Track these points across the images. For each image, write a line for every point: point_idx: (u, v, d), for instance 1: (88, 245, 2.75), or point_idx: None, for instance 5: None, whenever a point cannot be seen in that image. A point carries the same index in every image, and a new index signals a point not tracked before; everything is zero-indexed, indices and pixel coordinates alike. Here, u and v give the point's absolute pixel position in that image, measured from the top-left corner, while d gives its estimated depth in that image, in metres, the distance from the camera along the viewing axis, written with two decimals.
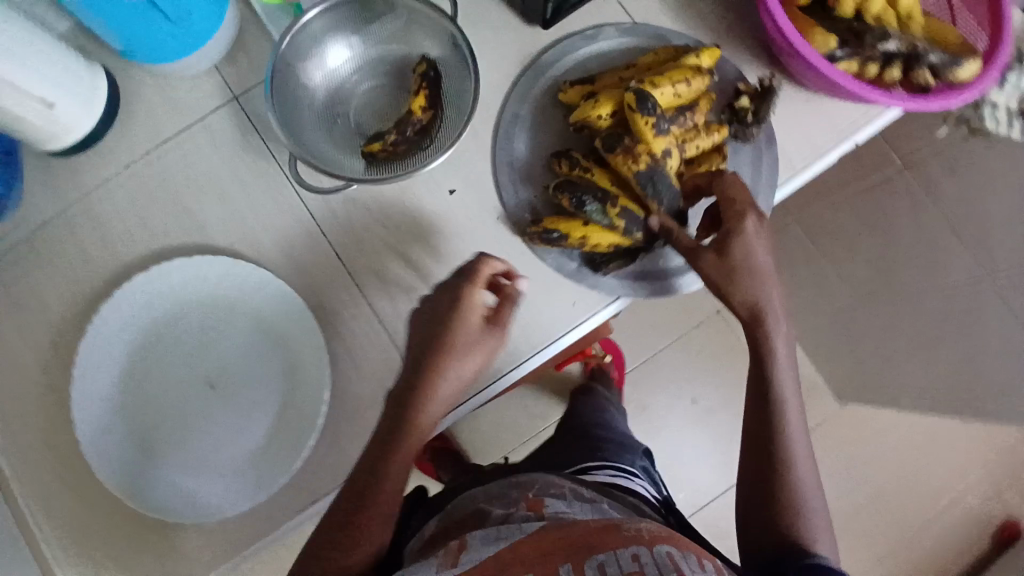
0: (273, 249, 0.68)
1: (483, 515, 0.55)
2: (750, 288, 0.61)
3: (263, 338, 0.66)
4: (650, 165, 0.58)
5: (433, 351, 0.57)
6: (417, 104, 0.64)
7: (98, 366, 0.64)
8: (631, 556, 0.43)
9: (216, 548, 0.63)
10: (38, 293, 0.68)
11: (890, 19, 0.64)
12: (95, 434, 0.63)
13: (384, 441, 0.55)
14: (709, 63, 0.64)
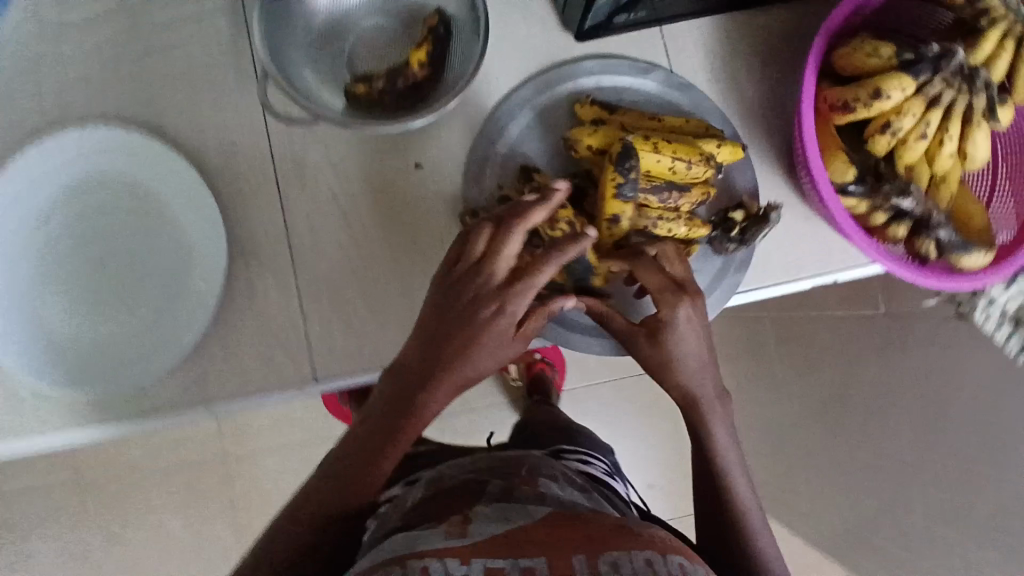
0: (218, 157, 0.63)
1: (475, 483, 0.50)
2: (676, 377, 0.55)
3: (169, 237, 0.62)
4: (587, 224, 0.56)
5: (450, 349, 0.50)
6: (416, 56, 0.59)
7: None
8: (645, 561, 0.39)
9: (46, 429, 0.60)
10: None
11: (920, 173, 0.56)
12: None
13: (377, 427, 0.51)
14: (726, 158, 0.59)
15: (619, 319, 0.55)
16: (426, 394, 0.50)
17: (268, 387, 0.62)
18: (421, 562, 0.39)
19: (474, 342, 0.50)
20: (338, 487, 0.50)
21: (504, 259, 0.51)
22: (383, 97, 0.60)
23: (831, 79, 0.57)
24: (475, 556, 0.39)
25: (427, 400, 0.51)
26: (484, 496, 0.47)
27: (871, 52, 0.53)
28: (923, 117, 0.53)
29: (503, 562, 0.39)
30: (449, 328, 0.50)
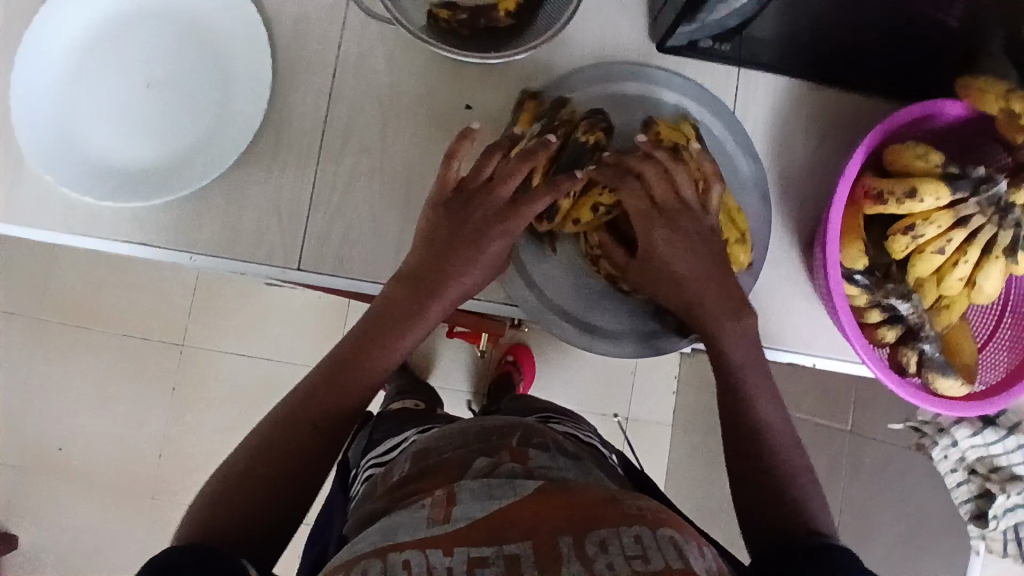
0: (286, 27, 0.64)
1: (460, 460, 0.47)
2: (677, 290, 0.57)
3: (214, 81, 0.63)
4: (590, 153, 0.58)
5: (446, 257, 0.56)
6: (504, 3, 0.61)
7: (57, 16, 0.62)
8: (635, 538, 0.37)
9: (49, 220, 0.63)
10: None
11: (928, 289, 0.56)
12: (27, 76, 0.61)
13: (371, 333, 0.55)
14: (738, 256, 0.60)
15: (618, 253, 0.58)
16: (428, 302, 0.56)
17: (254, 257, 0.63)
18: (402, 557, 0.38)
19: (477, 258, 0.56)
20: (322, 392, 0.53)
21: (506, 186, 0.56)
22: (461, 28, 0.62)
23: (877, 172, 0.58)
24: (457, 545, 0.38)
25: (428, 310, 0.56)
26: (468, 474, 0.45)
27: (921, 155, 0.53)
28: (948, 232, 0.52)
29: (486, 549, 0.37)
30: (458, 247, 0.56)
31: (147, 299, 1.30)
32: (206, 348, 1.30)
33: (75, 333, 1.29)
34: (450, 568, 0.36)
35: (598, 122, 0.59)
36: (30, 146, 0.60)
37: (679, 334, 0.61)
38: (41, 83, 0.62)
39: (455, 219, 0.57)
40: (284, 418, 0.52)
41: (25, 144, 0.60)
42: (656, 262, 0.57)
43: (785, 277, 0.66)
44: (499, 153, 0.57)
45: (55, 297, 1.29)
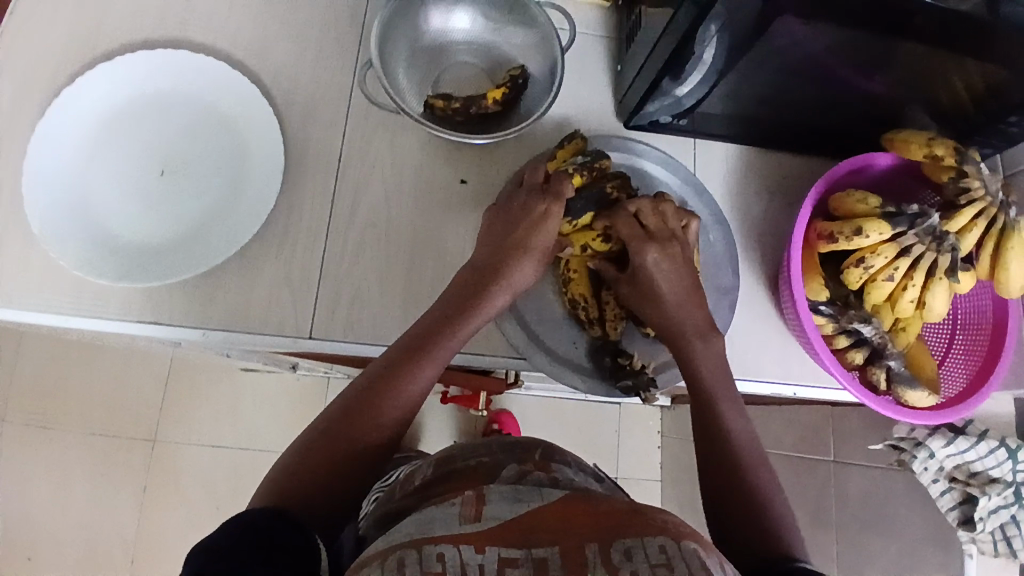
0: (297, 117, 0.71)
1: (488, 465, 0.53)
2: (659, 312, 0.63)
3: (228, 165, 0.68)
4: (604, 194, 0.65)
5: (505, 251, 0.63)
6: (491, 94, 0.69)
7: (79, 106, 0.67)
8: (659, 547, 0.38)
9: (57, 297, 0.65)
10: (98, 18, 0.71)
11: (884, 314, 0.64)
12: (43, 159, 0.64)
13: (423, 334, 0.60)
14: None
15: (609, 271, 0.66)
16: (486, 291, 0.62)
17: (265, 329, 0.65)
18: (437, 549, 0.39)
19: (526, 250, 0.63)
20: (369, 393, 0.56)
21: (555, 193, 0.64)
22: (455, 115, 0.70)
23: (827, 217, 0.67)
24: (489, 543, 0.39)
25: (485, 302, 0.62)
26: (499, 480, 0.50)
27: (861, 199, 0.63)
28: (894, 261, 0.61)
29: (516, 551, 0.39)
30: (504, 251, 0.63)
31: (119, 392, 1.26)
32: (183, 440, 1.26)
33: (40, 435, 1.23)
34: (482, 565, 0.38)
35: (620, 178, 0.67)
36: (41, 222, 0.62)
37: (615, 384, 0.66)
38: (56, 166, 0.65)
39: (501, 226, 0.65)
40: (334, 415, 0.55)
41: (37, 220, 0.62)
42: (646, 281, 0.64)
43: (758, 314, 0.72)
44: (545, 171, 0.66)
45: (18, 397, 1.24)
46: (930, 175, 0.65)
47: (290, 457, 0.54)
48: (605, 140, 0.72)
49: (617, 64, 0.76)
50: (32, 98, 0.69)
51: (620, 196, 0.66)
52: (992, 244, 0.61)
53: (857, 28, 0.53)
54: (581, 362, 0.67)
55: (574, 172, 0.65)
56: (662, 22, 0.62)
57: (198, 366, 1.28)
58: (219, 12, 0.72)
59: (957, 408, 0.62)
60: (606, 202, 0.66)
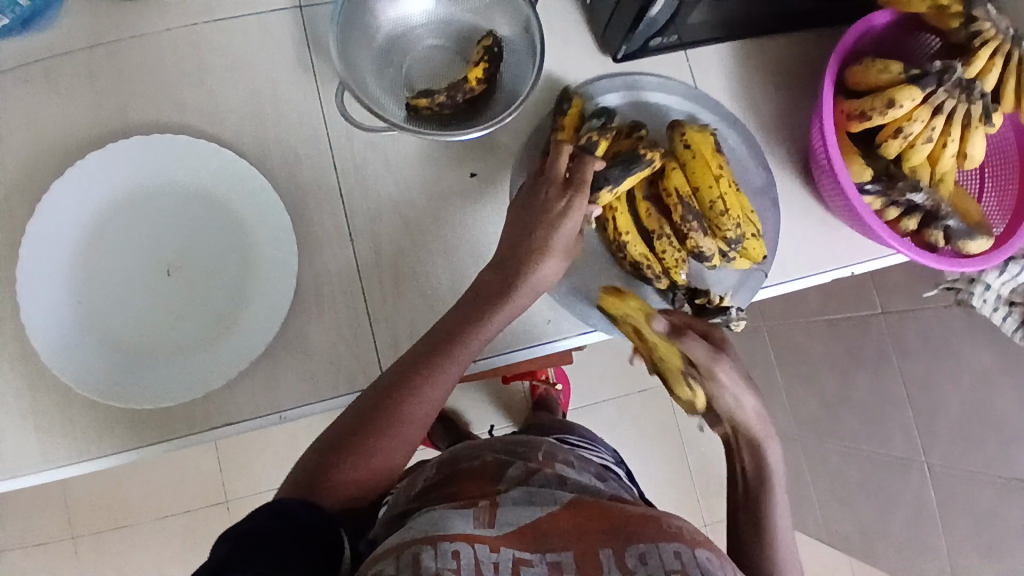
0: (280, 164, 0.65)
1: (494, 464, 0.53)
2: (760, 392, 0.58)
3: (235, 240, 0.63)
4: (634, 156, 0.59)
5: (532, 243, 0.60)
6: (473, 74, 0.65)
7: (54, 223, 0.60)
8: (674, 554, 0.42)
9: (116, 429, 0.61)
10: (33, 128, 0.65)
11: (923, 173, 0.64)
12: (32, 284, 0.59)
13: (443, 335, 0.58)
14: (755, 251, 0.63)
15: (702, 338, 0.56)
16: (513, 291, 0.60)
17: (335, 391, 0.63)
18: (452, 545, 0.42)
19: (552, 240, 0.60)
20: (397, 392, 0.56)
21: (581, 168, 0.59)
22: (443, 109, 0.65)
23: (846, 94, 0.66)
24: (503, 545, 0.43)
25: (509, 304, 0.60)
26: (506, 480, 0.50)
27: (882, 69, 0.62)
28: (930, 122, 0.60)
29: (530, 554, 0.42)
30: (522, 243, 0.60)
31: (173, 472, 1.23)
32: (252, 493, 1.24)
33: (115, 537, 1.22)
34: (497, 563, 0.41)
35: (642, 135, 0.62)
36: (51, 353, 0.58)
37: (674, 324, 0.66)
38: (48, 290, 0.60)
39: (521, 214, 0.61)
40: (363, 406, 0.56)
41: (48, 351, 0.58)
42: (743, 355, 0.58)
43: (800, 208, 0.71)
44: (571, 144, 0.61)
45: (78, 509, 1.22)
46: (935, 23, 0.64)
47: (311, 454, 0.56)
48: (602, 81, 0.68)
49: None
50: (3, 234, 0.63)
51: (656, 156, 0.60)
52: (1013, 78, 0.61)
53: None
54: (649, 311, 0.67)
55: (598, 139, 0.61)
56: None
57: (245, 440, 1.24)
58: (155, 82, 0.66)
59: (985, 259, 0.64)
60: (639, 164, 0.59)
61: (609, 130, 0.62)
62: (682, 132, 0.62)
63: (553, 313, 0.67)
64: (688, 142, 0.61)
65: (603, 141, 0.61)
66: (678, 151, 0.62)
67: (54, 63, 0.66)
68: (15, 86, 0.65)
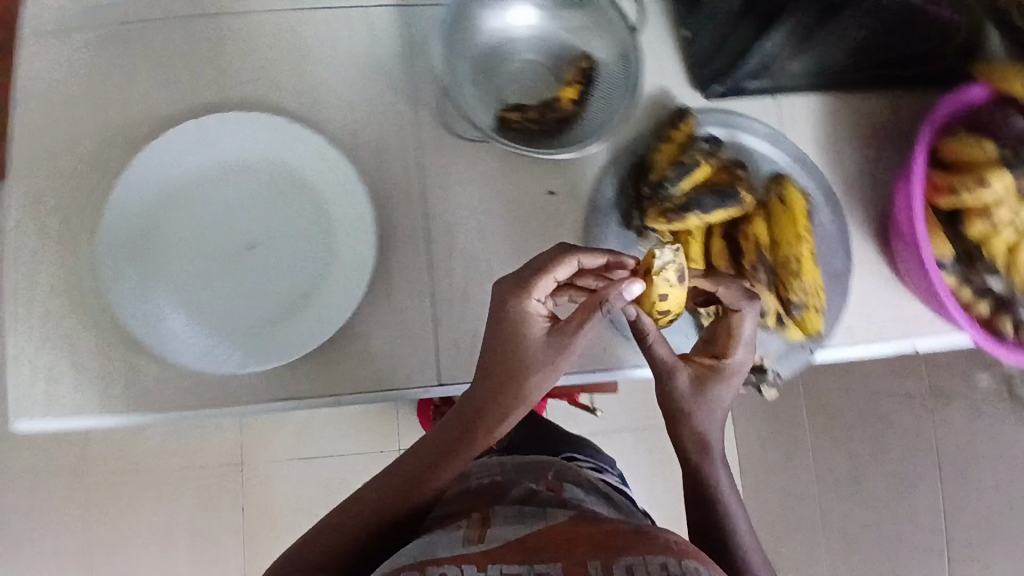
0: (365, 156, 0.67)
1: (501, 485, 0.55)
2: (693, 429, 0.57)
3: (315, 225, 0.65)
4: (728, 195, 0.60)
5: (517, 355, 0.54)
6: (566, 94, 0.67)
7: (147, 185, 0.63)
8: (660, 566, 0.38)
9: (172, 390, 0.63)
10: (136, 87, 0.67)
11: (1001, 261, 0.63)
12: (119, 242, 0.62)
13: (469, 414, 0.55)
14: (808, 326, 0.63)
15: (664, 348, 0.55)
16: (519, 393, 0.54)
17: (388, 386, 0.64)
18: (438, 571, 0.42)
19: (533, 351, 0.54)
20: (428, 458, 0.55)
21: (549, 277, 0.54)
22: (531, 125, 0.67)
23: (934, 164, 0.66)
24: (491, 562, 0.41)
25: (510, 403, 0.55)
26: (506, 500, 0.52)
27: (977, 145, 0.62)
28: (1016, 208, 0.61)
29: (518, 568, 0.40)
30: (510, 353, 0.54)
31: (192, 435, 1.24)
32: (268, 463, 1.25)
33: (126, 487, 1.22)
34: None
35: (741, 177, 0.62)
36: (123, 310, 0.60)
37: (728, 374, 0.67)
38: (131, 249, 0.62)
39: (492, 325, 0.54)
40: (396, 468, 0.56)
41: (120, 309, 0.60)
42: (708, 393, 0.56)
43: (872, 276, 0.71)
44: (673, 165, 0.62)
45: (96, 454, 1.23)
46: None
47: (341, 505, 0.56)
48: (702, 115, 0.69)
49: (681, 28, 0.71)
50: (95, 185, 0.66)
51: (749, 203, 0.61)
52: None
53: None
54: None
55: (702, 161, 0.61)
56: None
57: (267, 420, 1.25)
58: (257, 57, 0.68)
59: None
60: (728, 205, 0.60)
61: (713, 161, 0.62)
62: (780, 185, 0.63)
63: (609, 341, 0.68)
64: (783, 195, 0.61)
65: (705, 167, 0.61)
66: (771, 203, 0.62)
67: (164, 29, 0.68)
68: (125, 44, 0.68)
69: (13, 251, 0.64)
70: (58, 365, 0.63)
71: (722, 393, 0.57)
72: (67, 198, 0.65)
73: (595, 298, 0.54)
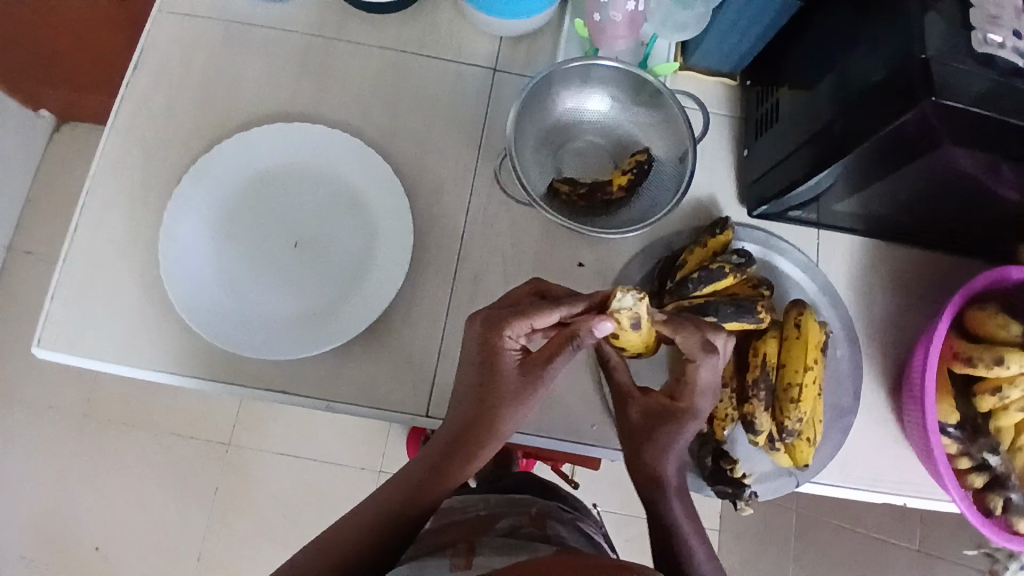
0: (423, 190, 0.72)
1: (488, 518, 0.62)
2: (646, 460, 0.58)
3: (359, 239, 0.69)
4: (744, 309, 0.62)
5: (490, 393, 0.56)
6: (617, 180, 0.70)
7: (225, 171, 0.70)
8: None
9: (190, 355, 0.67)
10: (242, 83, 0.75)
11: (1006, 436, 0.65)
12: (187, 213, 0.68)
13: (460, 437, 0.58)
14: (797, 456, 0.63)
15: (624, 372, 0.61)
16: (498, 425, 0.57)
17: (385, 404, 0.66)
18: None
19: (506, 390, 0.56)
20: (423, 475, 0.58)
21: (524, 322, 0.54)
22: (579, 200, 0.70)
23: (958, 331, 0.67)
24: None
25: (491, 430, 0.57)
26: (493, 532, 0.58)
27: (1001, 324, 0.63)
28: None
29: None
30: (488, 388, 0.56)
31: (192, 402, 1.28)
32: (253, 450, 1.27)
33: (118, 435, 1.26)
34: None
35: (763, 297, 0.64)
36: (172, 276, 0.65)
37: (705, 481, 0.66)
38: (195, 221, 0.68)
39: (473, 360, 0.57)
40: (395, 485, 0.59)
41: (170, 273, 0.65)
42: (660, 430, 0.58)
43: (876, 422, 0.71)
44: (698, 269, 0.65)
45: (101, 396, 1.28)
46: None
47: (346, 520, 0.58)
48: (740, 229, 0.73)
49: (743, 148, 0.76)
50: (182, 156, 0.72)
51: (762, 322, 0.63)
52: None
53: (1000, 152, 0.54)
54: None
55: (727, 271, 0.64)
56: (809, 127, 0.63)
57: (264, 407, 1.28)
58: (353, 82, 0.75)
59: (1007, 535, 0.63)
60: (742, 320, 0.62)
61: (738, 274, 0.64)
62: (800, 312, 0.63)
63: (600, 420, 0.70)
64: (800, 322, 0.62)
65: (728, 279, 0.64)
66: (786, 328, 0.63)
67: (282, 40, 0.76)
68: (245, 45, 0.76)
69: (89, 196, 0.71)
70: (100, 306, 0.68)
71: (674, 433, 0.57)
72: (154, 161, 0.72)
73: (564, 333, 0.53)
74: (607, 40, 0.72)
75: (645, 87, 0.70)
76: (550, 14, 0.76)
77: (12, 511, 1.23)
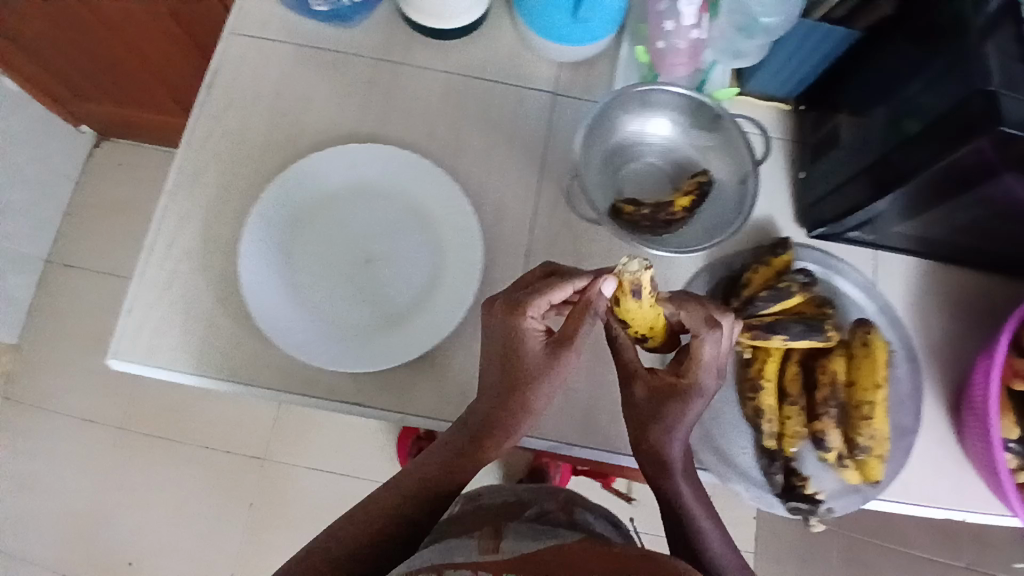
0: (487, 209, 0.74)
1: (516, 505, 0.62)
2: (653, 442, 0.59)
3: (427, 254, 0.71)
4: (813, 327, 0.63)
5: (518, 375, 0.58)
6: (681, 202, 0.70)
7: (298, 188, 0.72)
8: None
9: (261, 367, 0.68)
10: (312, 103, 0.77)
11: None
12: (262, 228, 0.70)
13: (484, 421, 0.59)
14: (868, 472, 0.64)
15: (631, 351, 0.61)
16: (520, 407, 0.58)
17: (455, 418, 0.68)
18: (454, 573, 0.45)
19: (528, 371, 0.58)
20: (443, 461, 0.59)
21: (543, 299, 0.56)
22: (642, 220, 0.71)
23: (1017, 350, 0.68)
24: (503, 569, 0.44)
25: (513, 413, 0.59)
26: (522, 518, 0.58)
27: None
28: None
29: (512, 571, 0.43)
30: (511, 368, 0.58)
31: (229, 415, 1.29)
32: (289, 464, 1.27)
33: (155, 448, 1.27)
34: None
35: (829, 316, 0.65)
36: (248, 286, 0.67)
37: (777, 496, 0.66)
38: (268, 236, 0.70)
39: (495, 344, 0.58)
40: (413, 473, 0.59)
41: (247, 284, 0.67)
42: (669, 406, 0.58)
43: (935, 437, 0.72)
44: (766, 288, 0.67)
45: (138, 408, 1.29)
46: None
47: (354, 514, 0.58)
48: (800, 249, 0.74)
49: (798, 171, 0.78)
50: (253, 174, 0.75)
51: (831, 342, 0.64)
52: None
53: None
54: (749, 470, 0.67)
55: (795, 291, 0.65)
56: (867, 155, 0.65)
57: (301, 421, 1.29)
58: (418, 104, 0.78)
59: None
60: (812, 338, 0.63)
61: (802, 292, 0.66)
62: (867, 331, 0.64)
63: None
64: (868, 341, 0.64)
65: (795, 297, 0.65)
66: (855, 347, 0.64)
67: (350, 63, 0.79)
68: (315, 68, 0.79)
69: (163, 213, 0.73)
70: (175, 319, 0.69)
71: (681, 410, 0.58)
72: (226, 179, 0.74)
73: (581, 303, 0.56)
74: (667, 67, 0.75)
75: (708, 112, 0.73)
76: (609, 41, 0.79)
77: (48, 524, 1.23)
